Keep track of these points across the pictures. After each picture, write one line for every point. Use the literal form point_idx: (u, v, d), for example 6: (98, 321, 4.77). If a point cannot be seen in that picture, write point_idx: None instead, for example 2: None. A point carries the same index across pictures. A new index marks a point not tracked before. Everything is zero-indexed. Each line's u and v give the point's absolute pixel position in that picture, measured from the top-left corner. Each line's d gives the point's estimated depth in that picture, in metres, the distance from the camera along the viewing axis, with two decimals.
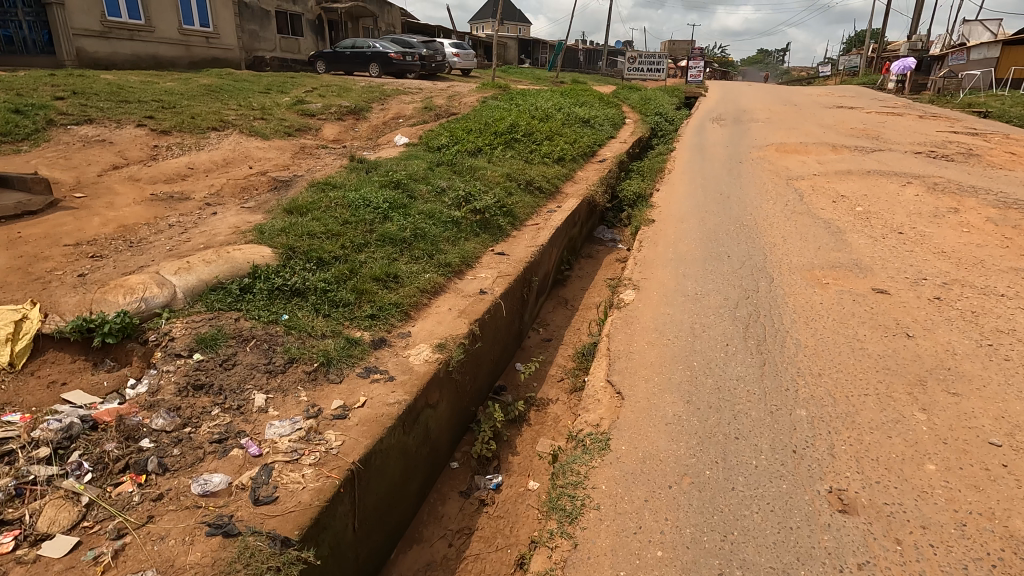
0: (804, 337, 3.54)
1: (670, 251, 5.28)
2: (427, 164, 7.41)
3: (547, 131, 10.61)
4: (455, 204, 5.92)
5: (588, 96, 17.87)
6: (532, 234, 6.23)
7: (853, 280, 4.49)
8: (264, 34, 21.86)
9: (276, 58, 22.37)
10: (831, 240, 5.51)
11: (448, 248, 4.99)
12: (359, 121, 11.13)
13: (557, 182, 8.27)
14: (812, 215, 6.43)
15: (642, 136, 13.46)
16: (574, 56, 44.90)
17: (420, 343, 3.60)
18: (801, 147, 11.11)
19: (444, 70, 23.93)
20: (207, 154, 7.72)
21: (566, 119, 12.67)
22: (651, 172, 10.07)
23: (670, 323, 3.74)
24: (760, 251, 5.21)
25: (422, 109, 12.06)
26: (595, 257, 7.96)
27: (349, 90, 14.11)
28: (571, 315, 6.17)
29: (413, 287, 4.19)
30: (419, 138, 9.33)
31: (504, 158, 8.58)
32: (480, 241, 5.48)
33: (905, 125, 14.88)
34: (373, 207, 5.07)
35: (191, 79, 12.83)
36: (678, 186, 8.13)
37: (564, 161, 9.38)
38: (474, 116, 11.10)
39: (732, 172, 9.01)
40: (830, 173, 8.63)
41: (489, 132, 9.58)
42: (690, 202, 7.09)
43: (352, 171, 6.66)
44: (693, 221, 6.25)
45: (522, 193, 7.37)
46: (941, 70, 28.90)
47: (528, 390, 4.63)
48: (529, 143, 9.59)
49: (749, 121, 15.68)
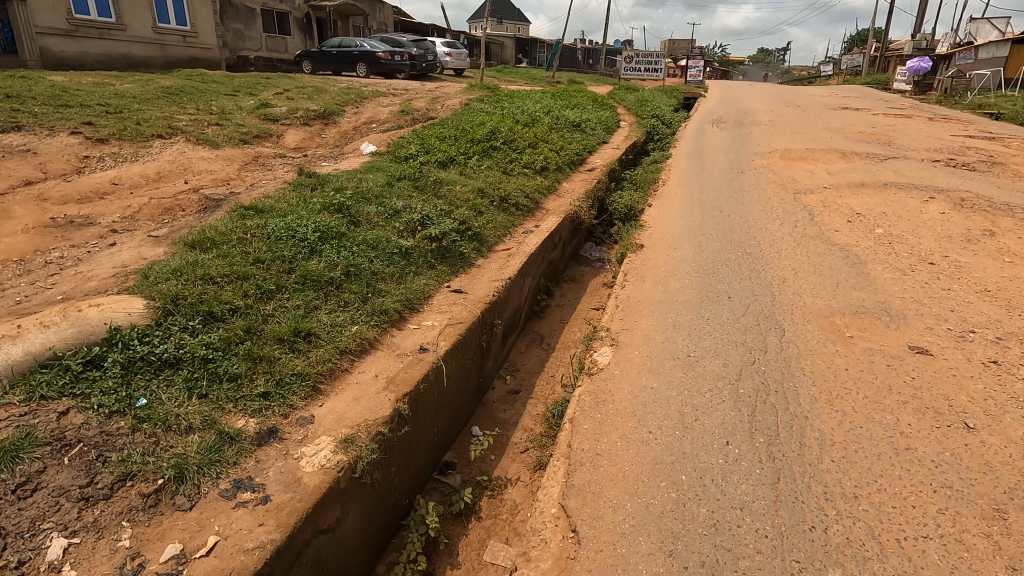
0: (828, 428, 2.67)
1: (659, 289, 4.41)
2: (388, 178, 6.55)
3: (531, 137, 9.74)
4: (409, 228, 5.06)
5: (581, 97, 16.99)
6: (500, 262, 5.37)
7: (883, 334, 3.61)
8: (248, 33, 20.97)
9: (259, 57, 21.47)
10: (851, 274, 4.63)
11: (389, 289, 4.12)
12: (328, 126, 10.26)
13: (538, 197, 7.40)
14: (825, 239, 5.56)
15: (636, 141, 12.59)
16: (572, 56, 44.02)
17: (322, 434, 2.73)
18: (807, 155, 10.22)
19: (434, 70, 23.06)
20: (141, 167, 6.85)
21: (555, 123, 11.81)
22: (643, 183, 9.20)
23: (653, 405, 2.88)
24: (767, 289, 4.34)
25: (399, 113, 11.20)
26: (579, 281, 7.11)
27: (325, 92, 13.25)
28: (545, 357, 5.31)
29: (330, 348, 3.32)
30: (388, 146, 8.47)
31: (479, 169, 7.72)
32: (433, 276, 4.61)
33: (916, 129, 13.98)
34: (298, 238, 4.19)
35: (152, 81, 11.93)
36: (672, 202, 7.26)
37: (547, 172, 8.51)
38: (453, 121, 10.24)
39: (733, 184, 8.12)
40: (842, 185, 7.74)
41: (464, 140, 8.72)
42: (684, 222, 6.22)
43: (298, 189, 5.80)
44: (687, 248, 5.38)
45: (495, 211, 6.51)
46: (948, 71, 28.01)
47: (482, 467, 3.77)
48: (509, 151, 8.73)
49: (751, 124, 14.78)
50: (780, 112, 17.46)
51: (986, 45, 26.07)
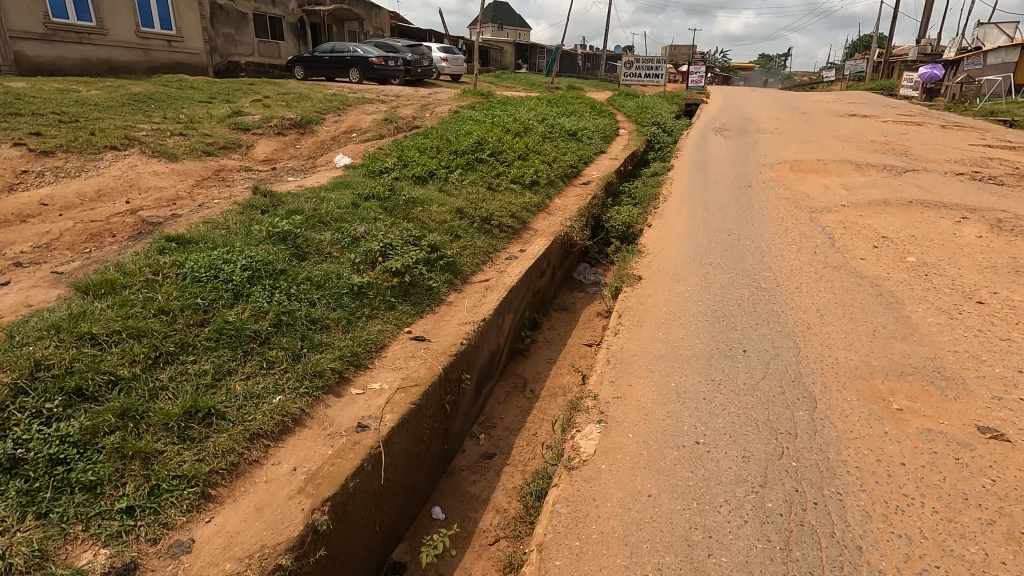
0: (893, 571, 1.96)
1: (660, 339, 3.69)
2: (355, 196, 5.85)
3: (522, 148, 9.03)
4: (367, 260, 4.34)
5: (578, 104, 16.30)
6: (475, 297, 4.65)
7: (942, 408, 2.89)
8: (239, 38, 20.33)
9: (250, 62, 20.84)
10: (889, 317, 3.91)
11: (331, 342, 3.41)
12: (304, 136, 9.57)
13: (525, 216, 6.70)
14: (851, 270, 4.83)
15: (636, 150, 11.91)
16: (572, 61, 43.48)
17: (196, 574, 2.01)
18: (819, 167, 9.51)
19: (429, 75, 22.43)
20: (81, 183, 6.15)
21: (549, 132, 11.14)
22: (643, 198, 8.50)
23: (650, 533, 2.15)
24: (789, 339, 3.62)
25: (381, 122, 10.53)
26: (570, 311, 6.39)
27: (308, 99, 12.59)
28: (527, 409, 4.59)
29: (236, 433, 2.58)
30: (364, 158, 7.78)
31: (461, 185, 7.02)
32: (390, 320, 3.89)
33: (930, 138, 13.27)
34: (222, 277, 3.46)
35: (123, 87, 11.25)
36: (674, 222, 6.55)
37: (537, 186, 7.81)
38: (438, 130, 9.55)
39: (741, 200, 7.41)
40: (862, 202, 7.02)
41: (447, 151, 8.02)
42: (689, 248, 5.51)
43: (247, 211, 5.10)
44: (692, 280, 4.66)
45: (474, 233, 5.80)
46: (956, 77, 27.35)
47: (439, 569, 3.05)
48: (496, 163, 8.03)
49: (756, 132, 14.10)
50: (786, 118, 16.75)
51: (995, 50, 25.38)
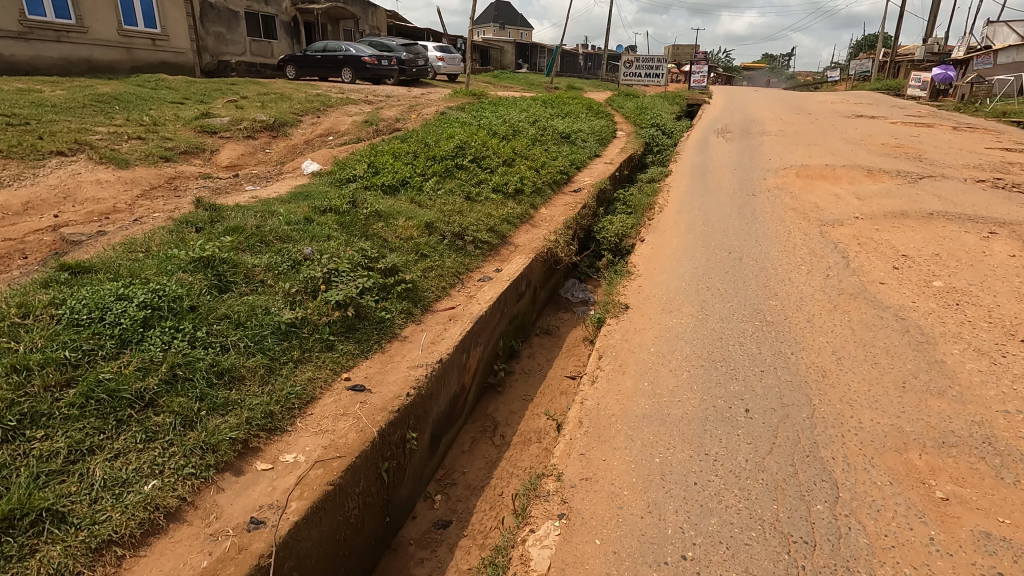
0: None
1: (645, 391, 3.07)
2: (312, 209, 5.24)
3: (508, 152, 8.42)
4: (306, 289, 3.73)
5: (574, 105, 15.68)
6: (436, 329, 4.03)
7: (1001, 503, 2.26)
8: (230, 37, 19.71)
9: (241, 62, 20.21)
10: (921, 362, 3.27)
11: (240, 399, 2.79)
12: (276, 139, 8.97)
13: (505, 229, 6.09)
14: (870, 298, 4.19)
15: (632, 154, 11.28)
16: (572, 60, 42.75)
17: None
18: (827, 173, 8.86)
19: (424, 75, 21.82)
20: (12, 193, 5.55)
21: (540, 135, 10.52)
22: (638, 206, 7.88)
23: None
24: (801, 392, 2.99)
25: (362, 124, 9.93)
26: (554, 335, 5.78)
27: (288, 100, 11.99)
28: (494, 460, 3.97)
29: (75, 546, 1.99)
30: (334, 164, 7.18)
31: (436, 195, 6.41)
32: (324, 365, 3.28)
33: (944, 140, 12.58)
34: (109, 318, 2.85)
35: (91, 87, 10.63)
36: (670, 236, 5.91)
37: (522, 195, 7.20)
38: (419, 133, 8.95)
39: (744, 211, 6.76)
40: (877, 214, 6.37)
41: (425, 156, 7.41)
42: (685, 269, 4.89)
43: (180, 228, 4.48)
44: (687, 310, 4.04)
45: (444, 251, 5.20)
46: (965, 76, 26.61)
47: None
48: (478, 170, 7.42)
49: (760, 134, 13.45)
50: (791, 119, 16.07)
51: (1006, 48, 24.61)
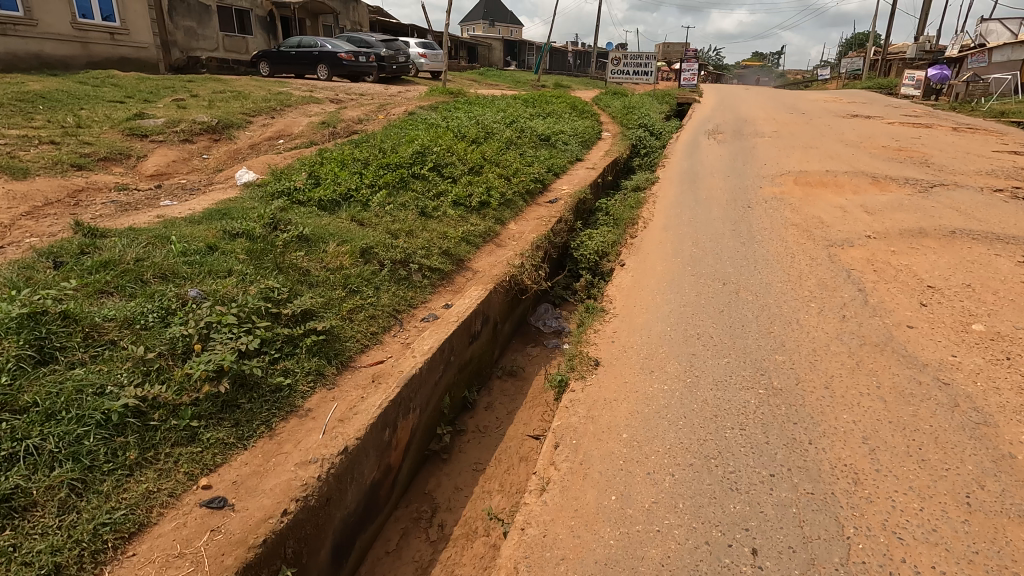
0: None
1: (610, 516, 2.23)
2: (221, 233, 4.33)
3: (476, 158, 7.55)
4: (171, 352, 2.82)
5: (557, 104, 14.81)
6: (352, 397, 3.13)
7: None
8: (200, 32, 18.57)
9: (212, 58, 19.06)
10: (986, 459, 2.42)
11: (12, 548, 1.93)
12: (219, 143, 8.02)
13: (463, 252, 5.23)
14: (900, 351, 3.35)
15: (617, 158, 10.45)
16: (561, 59, 41.94)
17: None
18: (828, 181, 8.06)
19: (404, 72, 20.83)
20: None
21: (516, 137, 9.66)
22: (620, 219, 7.04)
23: None
24: (828, 515, 2.15)
25: (319, 126, 9.00)
26: (519, 376, 4.91)
27: (245, 99, 11.00)
28: (426, 565, 3.10)
29: None
30: (272, 173, 6.27)
31: (384, 211, 5.52)
32: (171, 470, 2.39)
33: (947, 143, 11.83)
34: None
35: (19, 85, 9.57)
36: (655, 261, 5.04)
37: (487, 209, 6.33)
38: (379, 136, 8.05)
39: (739, 228, 5.93)
40: (891, 231, 5.55)
41: (378, 164, 6.51)
42: (670, 306, 4.03)
43: (34, 262, 3.54)
44: (671, 372, 3.18)
45: (382, 283, 4.31)
46: (959, 74, 26.00)
47: None
48: (438, 179, 6.55)
49: (753, 135, 12.66)
50: (784, 119, 15.31)
51: (1000, 46, 23.98)
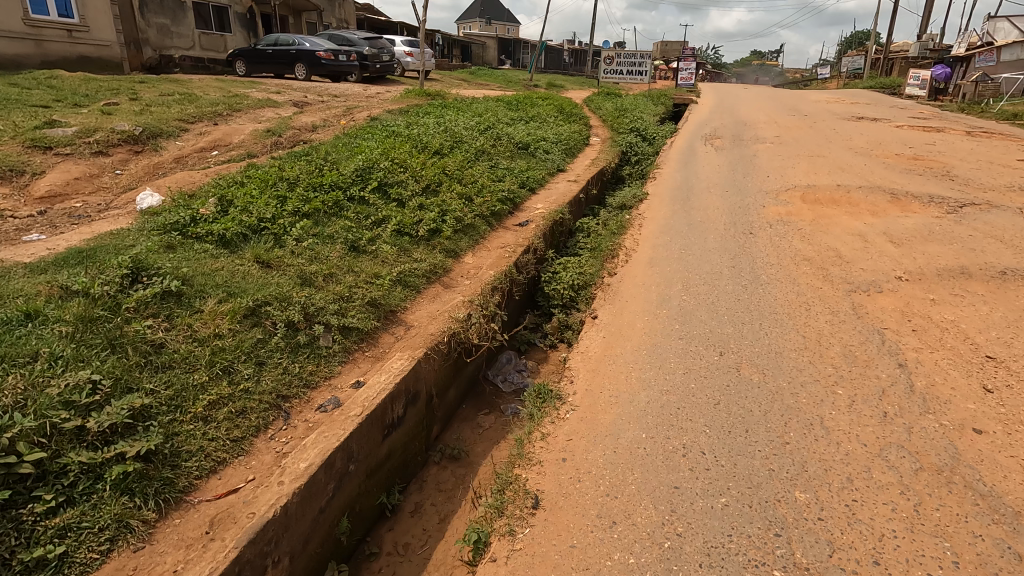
0: None
1: None
2: (57, 289, 3.27)
3: (434, 173, 6.49)
4: None
5: (543, 106, 13.75)
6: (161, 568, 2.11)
7: None
8: (174, 29, 17.26)
9: (187, 57, 17.72)
10: None
11: None
12: (140, 157, 6.94)
13: (396, 301, 4.19)
14: (976, 483, 2.31)
15: (603, 168, 9.40)
16: (554, 58, 40.87)
17: None
18: (841, 199, 7.03)
19: (388, 72, 19.71)
20: None
21: (490, 146, 8.60)
22: (599, 247, 5.99)
23: None
24: None
25: (263, 135, 7.91)
26: (464, 461, 3.86)
27: (191, 103, 9.88)
28: None
29: None
30: (179, 195, 5.21)
31: (302, 247, 4.48)
32: None
33: (965, 149, 10.82)
34: None
35: None
36: (635, 316, 3.99)
37: (438, 238, 5.28)
38: (325, 147, 6.99)
39: (739, 264, 4.89)
40: (928, 270, 4.51)
41: (309, 184, 5.46)
42: (649, 394, 2.99)
43: None
44: (644, 530, 2.15)
45: (270, 355, 3.27)
46: (967, 74, 24.97)
47: None
48: (382, 203, 5.50)
49: (752, 141, 11.62)
50: (786, 123, 14.29)
51: (1009, 45, 22.90)
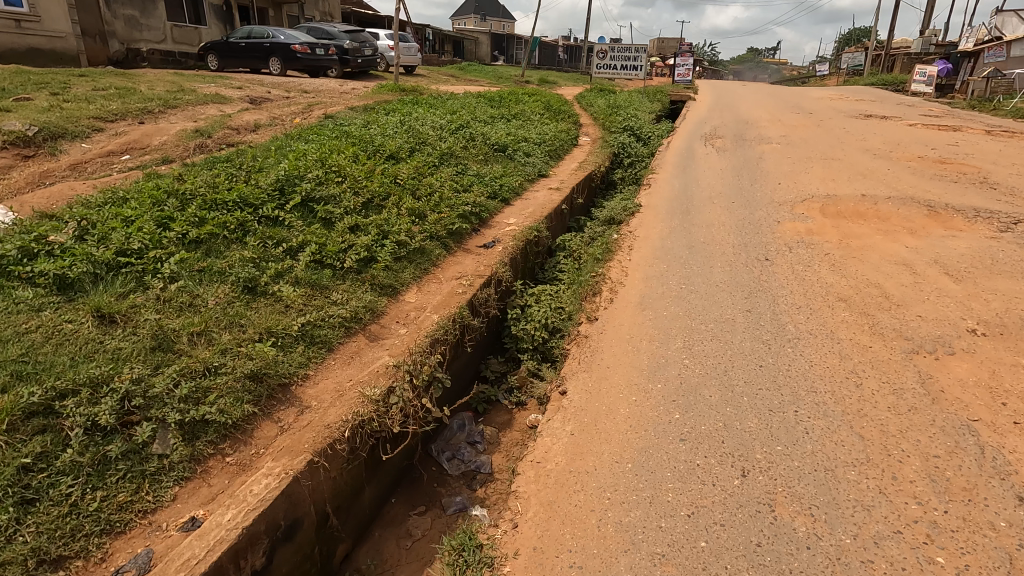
0: None
1: None
2: None
3: (381, 183, 5.33)
4: None
5: (530, 102, 12.56)
6: None
7: None
8: (144, 21, 15.91)
9: (156, 51, 16.32)
10: None
11: None
12: (32, 164, 5.73)
13: (291, 370, 3.04)
14: None
15: (592, 173, 8.24)
16: (548, 54, 39.61)
17: None
18: (869, 212, 5.90)
19: (370, 66, 18.43)
20: None
21: (461, 149, 7.43)
22: (582, 276, 4.85)
23: None
24: None
25: (192, 136, 6.69)
26: None
27: (126, 98, 8.62)
28: None
29: None
30: (38, 214, 4.03)
31: (170, 292, 3.32)
32: None
33: (994, 152, 9.69)
34: None
35: None
36: (621, 398, 2.85)
37: (371, 271, 4.12)
38: (255, 151, 5.81)
39: (756, 307, 3.75)
40: (1012, 320, 3.38)
41: (209, 202, 4.29)
42: None
43: None
44: None
45: (50, 485, 2.13)
46: (976, 70, 23.75)
47: None
48: (303, 226, 4.34)
49: (758, 142, 10.47)
50: (792, 121, 13.12)
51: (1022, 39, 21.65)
